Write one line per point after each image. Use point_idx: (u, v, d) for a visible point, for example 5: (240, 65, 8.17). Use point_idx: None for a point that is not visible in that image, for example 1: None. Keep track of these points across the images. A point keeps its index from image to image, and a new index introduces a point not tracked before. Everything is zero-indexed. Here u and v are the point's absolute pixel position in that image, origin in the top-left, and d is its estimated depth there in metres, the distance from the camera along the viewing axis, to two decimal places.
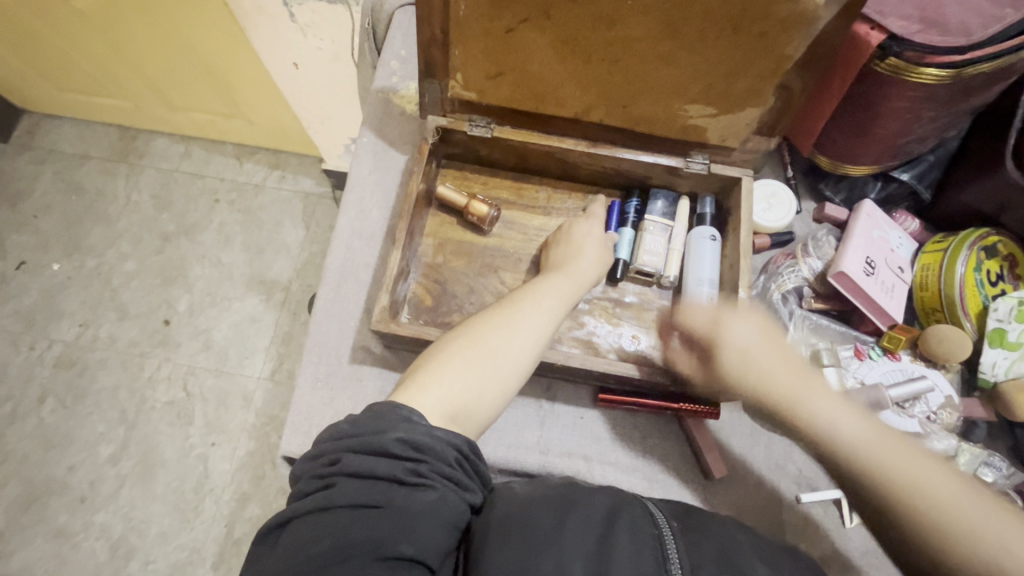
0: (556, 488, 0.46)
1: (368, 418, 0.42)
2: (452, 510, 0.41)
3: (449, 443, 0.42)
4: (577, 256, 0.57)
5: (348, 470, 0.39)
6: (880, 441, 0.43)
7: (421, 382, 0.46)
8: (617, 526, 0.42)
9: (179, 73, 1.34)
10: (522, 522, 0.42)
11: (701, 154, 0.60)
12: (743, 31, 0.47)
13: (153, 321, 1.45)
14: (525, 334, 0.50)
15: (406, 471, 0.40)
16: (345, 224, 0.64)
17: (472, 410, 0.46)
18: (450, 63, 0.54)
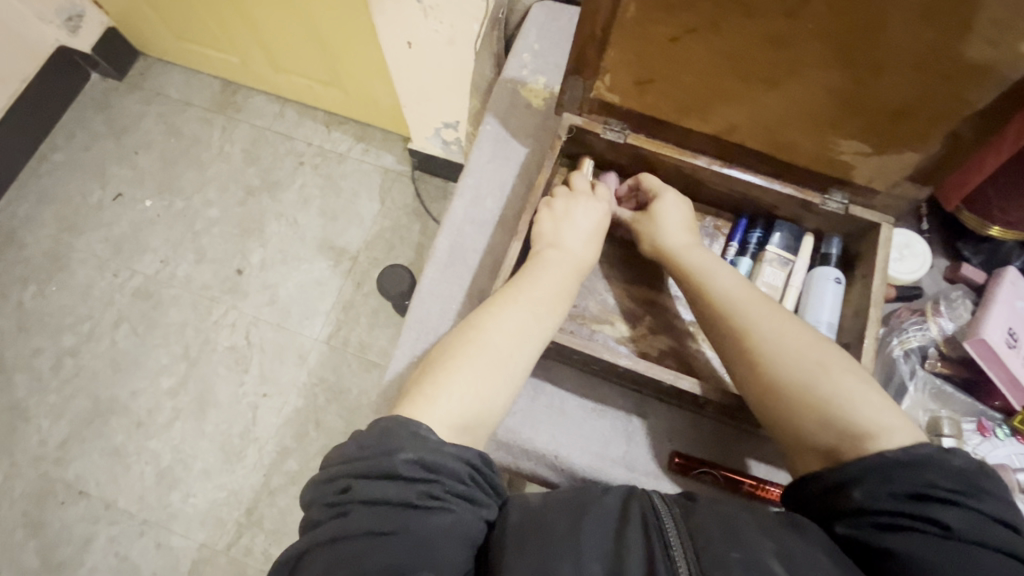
0: (567, 495, 0.45)
1: (375, 435, 0.42)
2: (469, 529, 0.42)
3: (460, 459, 0.43)
4: (574, 237, 0.56)
5: (361, 497, 0.40)
6: (783, 344, 0.47)
7: (429, 396, 0.46)
8: (629, 524, 0.41)
9: (291, 37, 1.39)
10: (536, 531, 0.41)
11: (840, 192, 0.57)
12: (931, 71, 0.44)
13: (227, 268, 1.52)
14: (525, 346, 0.50)
15: (419, 494, 0.40)
16: (459, 208, 0.65)
17: (482, 419, 0.47)
18: (602, 64, 0.53)
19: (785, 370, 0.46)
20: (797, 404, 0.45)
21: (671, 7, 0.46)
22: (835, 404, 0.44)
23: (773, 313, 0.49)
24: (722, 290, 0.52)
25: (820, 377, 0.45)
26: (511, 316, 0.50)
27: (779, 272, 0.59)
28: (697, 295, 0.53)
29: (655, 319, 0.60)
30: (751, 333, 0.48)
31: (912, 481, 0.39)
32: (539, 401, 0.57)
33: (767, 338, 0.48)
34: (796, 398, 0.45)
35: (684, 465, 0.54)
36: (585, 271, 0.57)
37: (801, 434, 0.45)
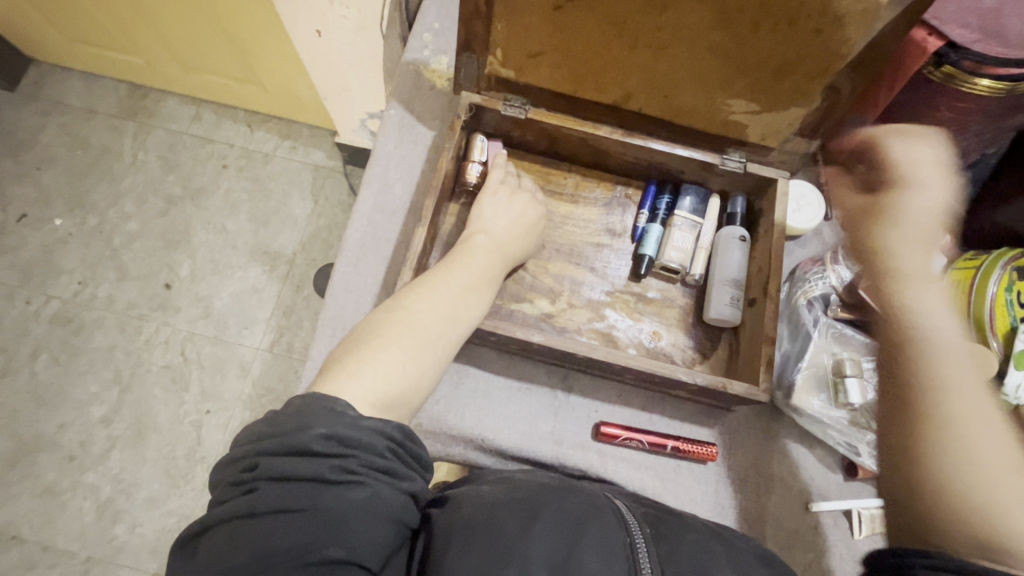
0: (521, 493, 0.44)
1: (290, 413, 0.40)
2: (389, 505, 0.39)
3: (379, 433, 0.41)
4: (501, 221, 0.56)
5: (267, 474, 0.37)
6: (976, 420, 0.38)
7: (352, 372, 0.44)
8: (587, 528, 0.41)
9: (195, 33, 1.31)
10: (486, 522, 0.41)
11: (737, 152, 0.58)
12: (798, 25, 0.45)
13: (153, 284, 1.43)
14: (450, 324, 0.49)
15: (331, 469, 0.38)
16: (368, 197, 0.62)
17: (405, 398, 0.45)
18: (490, 39, 0.52)
19: (960, 440, 0.38)
20: (934, 470, 0.38)
21: None
22: (988, 500, 0.35)
23: (977, 394, 0.40)
24: (942, 339, 0.43)
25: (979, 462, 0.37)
26: (434, 296, 0.49)
27: (686, 236, 0.60)
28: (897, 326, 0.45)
29: (573, 292, 0.60)
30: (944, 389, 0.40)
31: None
32: (462, 385, 0.56)
33: (954, 397, 0.40)
34: (951, 469, 0.37)
35: (610, 435, 0.55)
36: (511, 263, 0.57)
37: (935, 499, 0.37)
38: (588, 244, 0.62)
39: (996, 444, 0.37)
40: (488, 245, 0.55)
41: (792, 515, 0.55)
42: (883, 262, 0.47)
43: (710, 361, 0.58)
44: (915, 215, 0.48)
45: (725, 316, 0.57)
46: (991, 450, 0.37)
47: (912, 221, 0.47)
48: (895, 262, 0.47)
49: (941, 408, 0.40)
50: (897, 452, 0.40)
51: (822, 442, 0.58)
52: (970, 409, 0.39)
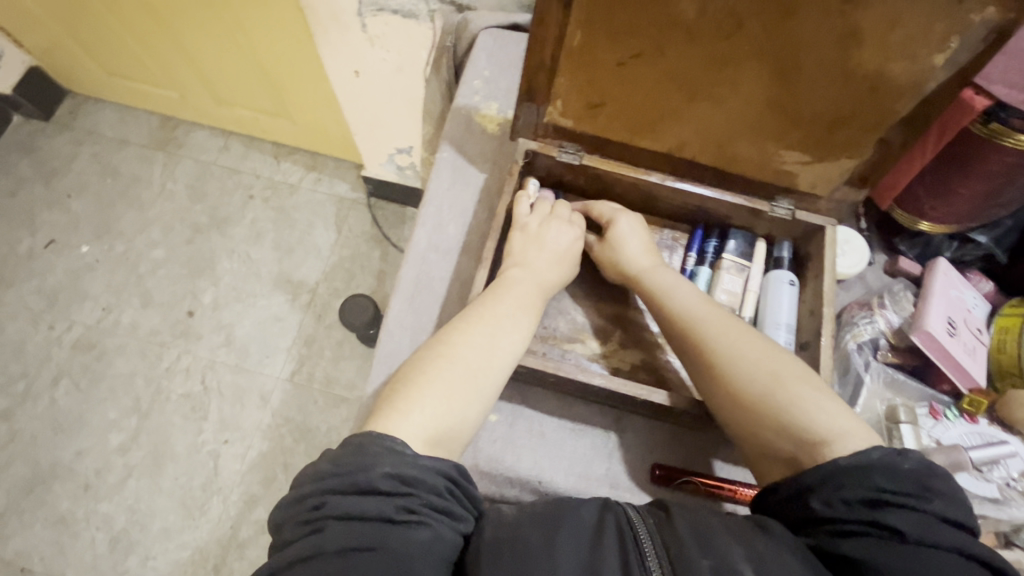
0: (541, 506, 0.44)
1: (351, 453, 0.41)
2: (448, 546, 0.40)
3: (438, 472, 0.42)
4: (544, 258, 0.57)
5: (335, 513, 0.39)
6: (749, 355, 0.49)
7: (401, 410, 0.45)
8: (604, 537, 0.40)
9: (233, 69, 1.36)
10: (511, 545, 0.40)
11: (786, 199, 0.59)
12: (855, 83, 0.48)
13: (177, 311, 1.44)
14: (499, 363, 0.50)
15: (397, 509, 0.39)
16: (422, 236, 0.64)
17: (454, 431, 0.46)
18: (553, 90, 0.55)
19: (739, 381, 0.48)
20: (761, 412, 0.47)
21: (614, 34, 0.49)
22: (794, 408, 0.46)
23: (734, 331, 0.51)
24: (677, 302, 0.54)
25: (776, 388, 0.47)
26: (482, 332, 0.50)
27: (734, 279, 0.62)
28: (657, 319, 0.55)
29: (625, 333, 0.61)
30: (717, 350, 0.50)
31: (862, 484, 0.39)
32: (517, 425, 0.57)
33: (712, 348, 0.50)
34: (749, 407, 0.47)
35: (665, 477, 0.55)
36: (549, 292, 0.57)
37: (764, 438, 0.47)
38: None
39: (774, 362, 0.48)
40: (523, 276, 0.55)
41: None
42: (626, 271, 0.59)
43: None
44: (632, 228, 0.60)
45: None
46: (772, 365, 0.48)
47: (631, 239, 0.59)
48: (633, 267, 0.58)
49: (733, 363, 0.49)
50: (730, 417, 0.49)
51: None
52: (742, 349, 0.50)
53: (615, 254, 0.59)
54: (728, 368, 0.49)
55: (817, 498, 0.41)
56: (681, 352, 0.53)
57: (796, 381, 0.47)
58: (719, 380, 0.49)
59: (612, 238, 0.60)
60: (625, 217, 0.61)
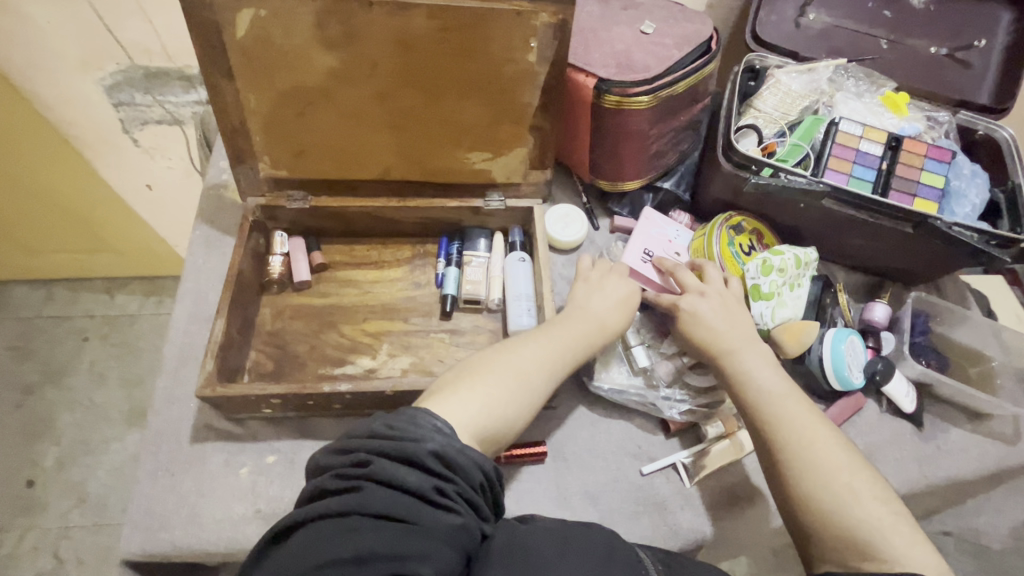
0: (554, 522, 0.44)
1: (408, 423, 0.44)
2: (471, 538, 0.40)
3: (478, 467, 0.44)
4: (602, 301, 0.61)
5: (381, 477, 0.40)
6: (844, 464, 0.49)
7: (462, 397, 0.49)
8: (616, 565, 0.42)
9: (26, 221, 1.29)
10: (524, 552, 0.40)
11: (494, 192, 0.69)
12: (487, 88, 0.59)
13: (14, 486, 1.29)
14: (545, 373, 0.54)
15: (434, 489, 0.40)
16: (182, 311, 0.66)
17: (498, 434, 0.50)
18: (256, 148, 0.62)
19: (827, 482, 0.48)
20: (830, 516, 0.47)
21: (282, 92, 0.57)
22: (859, 524, 0.46)
23: (831, 438, 0.51)
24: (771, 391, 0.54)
25: (851, 503, 0.47)
26: (534, 345, 0.56)
27: (476, 269, 0.69)
28: (738, 399, 0.55)
29: (392, 344, 0.65)
30: (806, 443, 0.50)
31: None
32: (299, 457, 0.59)
33: (805, 441, 0.50)
34: (829, 508, 0.47)
35: None
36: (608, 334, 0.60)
37: (822, 527, 0.47)
38: (394, 300, 0.69)
39: (870, 479, 0.48)
40: (584, 314, 0.59)
41: (624, 483, 0.60)
42: (706, 347, 0.59)
43: None
44: (704, 310, 0.60)
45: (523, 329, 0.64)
46: (871, 483, 0.48)
47: (702, 321, 0.59)
48: (710, 344, 0.58)
49: (825, 467, 0.49)
50: (789, 503, 0.49)
51: (636, 411, 0.65)
52: (832, 454, 0.49)
53: (687, 331, 0.60)
54: (807, 460, 0.49)
55: None
56: (756, 430, 0.53)
57: (876, 500, 0.47)
58: (799, 471, 0.49)
59: (682, 318, 0.60)
60: (697, 297, 0.61)
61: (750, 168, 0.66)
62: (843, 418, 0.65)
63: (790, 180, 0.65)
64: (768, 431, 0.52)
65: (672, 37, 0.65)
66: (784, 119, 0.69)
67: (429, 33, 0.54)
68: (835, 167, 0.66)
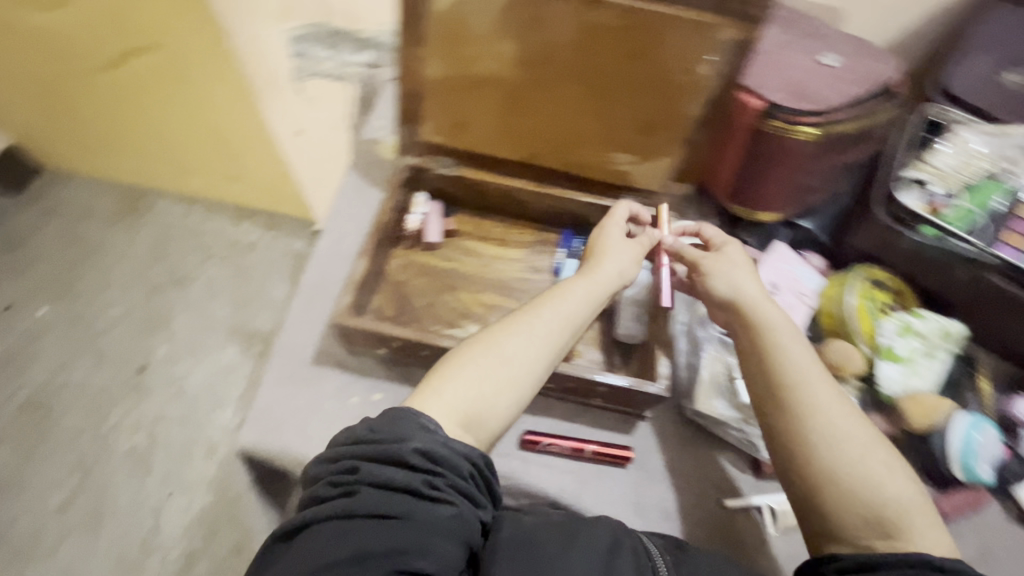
0: (557, 519, 0.50)
1: (387, 424, 0.46)
2: (468, 526, 0.44)
3: (465, 458, 0.47)
4: (623, 267, 0.61)
5: (371, 480, 0.43)
6: (866, 445, 0.50)
7: (436, 391, 0.51)
8: (618, 560, 0.47)
9: (192, 143, 1.46)
10: (529, 548, 0.46)
11: (630, 196, 0.69)
12: (651, 93, 0.60)
13: (129, 367, 1.47)
14: (535, 351, 0.55)
15: (424, 483, 0.44)
16: (324, 246, 0.72)
17: (484, 418, 0.51)
18: (423, 114, 0.66)
19: (850, 462, 0.49)
20: (849, 493, 0.48)
21: (460, 65, 0.61)
22: (879, 502, 0.48)
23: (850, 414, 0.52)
24: (793, 357, 0.54)
25: (876, 483, 0.49)
26: (523, 324, 0.56)
27: None
28: (763, 369, 0.55)
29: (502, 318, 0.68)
30: (826, 418, 0.51)
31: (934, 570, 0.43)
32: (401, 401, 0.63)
33: (816, 412, 0.52)
34: (852, 488, 0.49)
35: (531, 441, 0.60)
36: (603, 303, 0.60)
37: (824, 501, 0.49)
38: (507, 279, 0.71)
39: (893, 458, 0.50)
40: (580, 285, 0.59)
41: (702, 509, 0.59)
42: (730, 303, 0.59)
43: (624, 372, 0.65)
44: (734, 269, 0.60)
45: (632, 333, 0.66)
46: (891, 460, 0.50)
47: (731, 275, 0.60)
48: (737, 301, 0.58)
49: (847, 448, 0.50)
50: (812, 489, 0.50)
51: (728, 444, 0.63)
52: (852, 430, 0.51)
53: (712, 287, 0.60)
54: (829, 441, 0.50)
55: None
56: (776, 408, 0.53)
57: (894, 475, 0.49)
58: (813, 451, 0.50)
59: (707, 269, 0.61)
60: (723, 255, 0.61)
61: (908, 224, 0.63)
62: (958, 511, 0.59)
63: (954, 246, 0.61)
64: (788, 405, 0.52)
65: (854, 74, 0.63)
66: (957, 178, 0.64)
67: (608, 32, 0.56)
68: (1010, 241, 0.61)
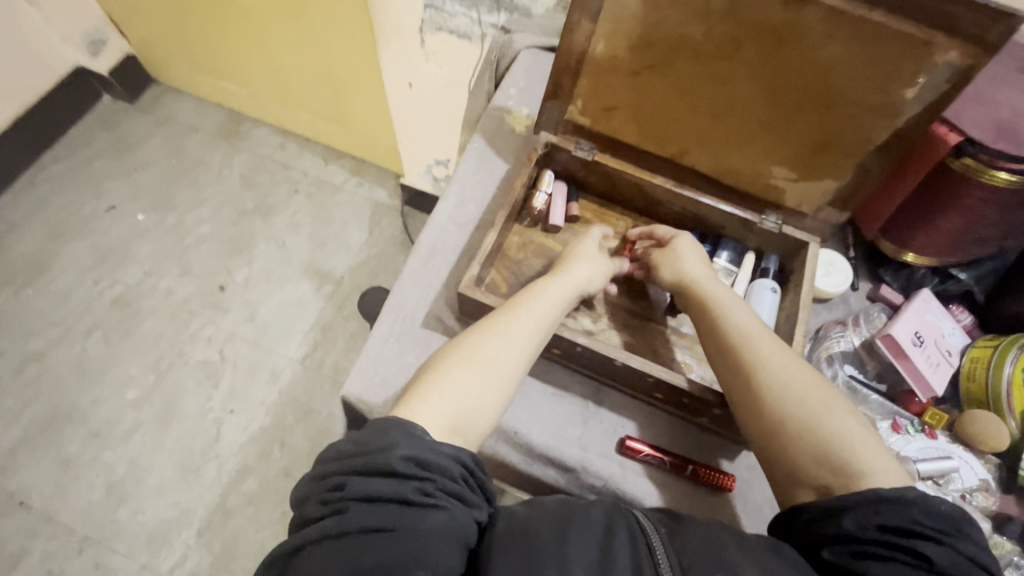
0: (552, 506, 0.49)
1: (372, 436, 0.46)
2: (460, 526, 0.45)
3: (454, 460, 0.46)
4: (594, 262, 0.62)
5: (356, 496, 0.43)
6: (802, 384, 0.49)
7: (425, 397, 0.50)
8: (615, 535, 0.46)
9: (301, 77, 1.48)
10: (524, 535, 0.46)
11: (775, 214, 0.65)
12: (837, 110, 0.55)
13: (210, 284, 1.53)
14: (523, 348, 0.54)
15: (414, 491, 0.44)
16: (444, 210, 0.72)
17: (475, 415, 0.50)
18: (575, 91, 0.64)
19: (790, 402, 0.48)
20: (794, 434, 0.48)
21: (631, 47, 0.57)
22: (832, 441, 0.46)
23: (780, 353, 0.51)
24: (748, 333, 0.53)
25: (821, 418, 0.47)
26: (506, 325, 0.55)
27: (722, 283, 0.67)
28: (712, 332, 0.55)
29: (614, 316, 0.66)
30: (759, 368, 0.50)
31: (897, 514, 0.42)
32: None
33: (777, 379, 0.50)
34: (801, 428, 0.48)
35: (632, 448, 0.59)
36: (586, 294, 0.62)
37: (794, 468, 0.48)
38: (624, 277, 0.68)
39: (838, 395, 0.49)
40: (564, 285, 0.59)
41: None
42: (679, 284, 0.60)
43: None
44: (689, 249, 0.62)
45: None
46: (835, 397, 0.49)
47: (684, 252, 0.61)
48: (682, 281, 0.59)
49: (788, 394, 0.49)
50: (769, 442, 0.49)
51: None
52: (788, 373, 0.50)
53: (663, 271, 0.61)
54: (765, 387, 0.50)
55: (849, 517, 0.43)
56: (724, 371, 0.53)
57: (841, 411, 0.48)
58: (756, 398, 0.50)
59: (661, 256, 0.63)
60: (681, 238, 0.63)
61: None
62: None
63: None
64: (734, 364, 0.52)
65: None
66: None
67: (813, 36, 0.50)
68: None
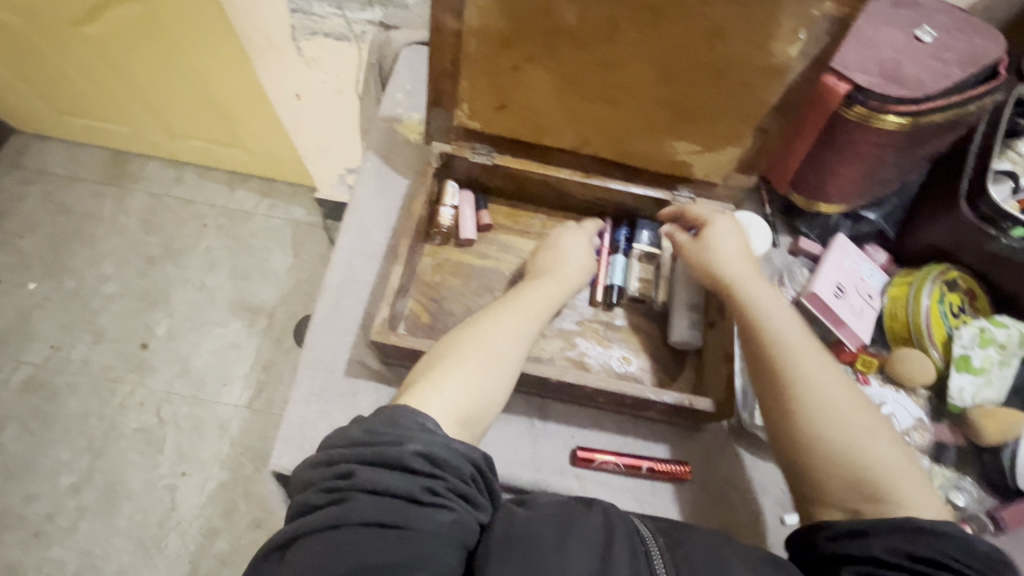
0: (552, 507, 0.46)
1: (386, 426, 0.42)
2: (467, 531, 0.41)
3: (465, 459, 0.43)
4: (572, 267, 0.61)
5: (363, 486, 0.39)
6: (850, 406, 0.48)
7: (436, 385, 0.47)
8: (614, 542, 0.43)
9: (177, 103, 1.33)
10: (523, 542, 0.42)
11: (686, 188, 0.65)
12: (730, 76, 0.52)
13: (130, 345, 1.36)
14: (518, 342, 0.52)
15: (422, 490, 0.40)
16: (347, 243, 0.66)
17: (481, 412, 0.48)
18: (458, 94, 0.58)
19: (840, 425, 0.47)
20: (833, 458, 0.46)
21: (504, 41, 0.52)
22: (868, 467, 0.45)
23: (830, 372, 0.50)
24: (794, 346, 0.52)
25: (864, 445, 0.46)
26: (511, 319, 0.54)
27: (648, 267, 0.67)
28: (750, 334, 0.54)
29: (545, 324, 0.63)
30: (803, 383, 0.49)
31: (931, 546, 0.40)
32: None
33: (819, 399, 0.49)
34: (844, 449, 0.46)
35: (584, 459, 0.57)
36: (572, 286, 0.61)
37: (822, 487, 0.47)
38: None
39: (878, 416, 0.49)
40: (550, 285, 0.58)
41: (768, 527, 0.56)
42: (718, 276, 0.58)
43: (679, 380, 0.61)
44: (727, 241, 0.60)
45: (687, 340, 0.61)
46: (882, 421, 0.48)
47: (725, 243, 0.60)
48: (723, 273, 0.58)
49: (834, 413, 0.48)
50: (794, 448, 0.48)
51: None
52: (838, 394, 0.49)
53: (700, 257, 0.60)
54: (813, 405, 0.48)
55: (879, 542, 0.41)
56: (764, 373, 0.52)
57: (888, 439, 0.47)
58: (799, 414, 0.49)
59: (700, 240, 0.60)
60: (722, 222, 0.61)
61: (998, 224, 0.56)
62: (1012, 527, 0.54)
63: None
64: (776, 373, 0.51)
65: (955, 52, 0.56)
66: None
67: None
68: None
